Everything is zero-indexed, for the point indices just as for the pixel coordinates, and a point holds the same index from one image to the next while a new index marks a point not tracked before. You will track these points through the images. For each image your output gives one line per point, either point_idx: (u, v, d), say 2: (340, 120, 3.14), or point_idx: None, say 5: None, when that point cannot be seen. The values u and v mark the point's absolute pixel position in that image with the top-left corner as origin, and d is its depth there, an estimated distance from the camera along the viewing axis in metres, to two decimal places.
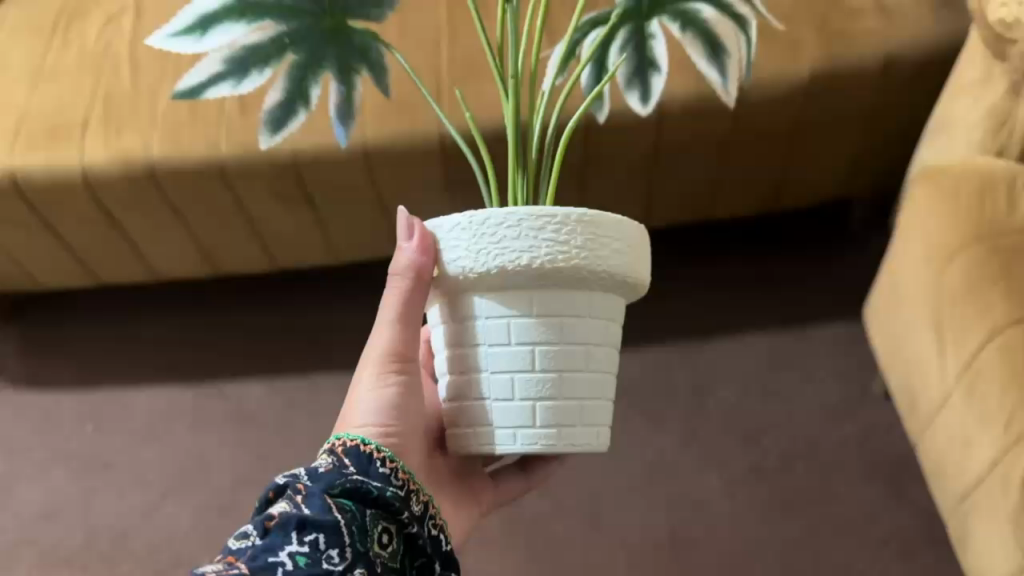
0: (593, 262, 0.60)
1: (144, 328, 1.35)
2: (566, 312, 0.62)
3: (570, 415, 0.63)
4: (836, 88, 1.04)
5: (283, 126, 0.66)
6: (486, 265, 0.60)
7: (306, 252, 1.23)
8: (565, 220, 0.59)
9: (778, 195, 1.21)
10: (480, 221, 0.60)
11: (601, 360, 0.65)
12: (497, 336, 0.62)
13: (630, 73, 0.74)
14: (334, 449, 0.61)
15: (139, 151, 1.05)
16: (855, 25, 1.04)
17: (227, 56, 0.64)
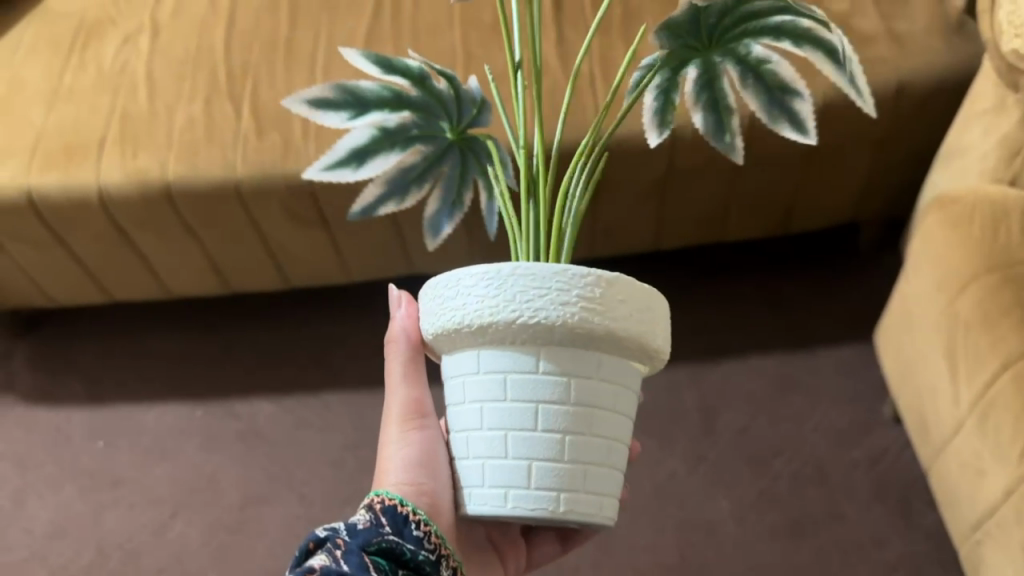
0: (523, 317, 0.58)
1: (155, 345, 1.36)
2: (514, 369, 0.61)
3: (518, 477, 0.62)
4: (847, 113, 1.05)
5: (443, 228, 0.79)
6: (438, 327, 0.63)
7: (318, 271, 1.23)
8: (494, 275, 0.59)
9: (788, 219, 1.21)
10: (436, 284, 0.64)
11: (564, 421, 0.61)
12: (456, 394, 0.65)
13: (767, 108, 0.68)
14: (372, 507, 0.65)
15: (155, 171, 1.06)
16: (867, 51, 1.04)
17: (386, 179, 0.75)
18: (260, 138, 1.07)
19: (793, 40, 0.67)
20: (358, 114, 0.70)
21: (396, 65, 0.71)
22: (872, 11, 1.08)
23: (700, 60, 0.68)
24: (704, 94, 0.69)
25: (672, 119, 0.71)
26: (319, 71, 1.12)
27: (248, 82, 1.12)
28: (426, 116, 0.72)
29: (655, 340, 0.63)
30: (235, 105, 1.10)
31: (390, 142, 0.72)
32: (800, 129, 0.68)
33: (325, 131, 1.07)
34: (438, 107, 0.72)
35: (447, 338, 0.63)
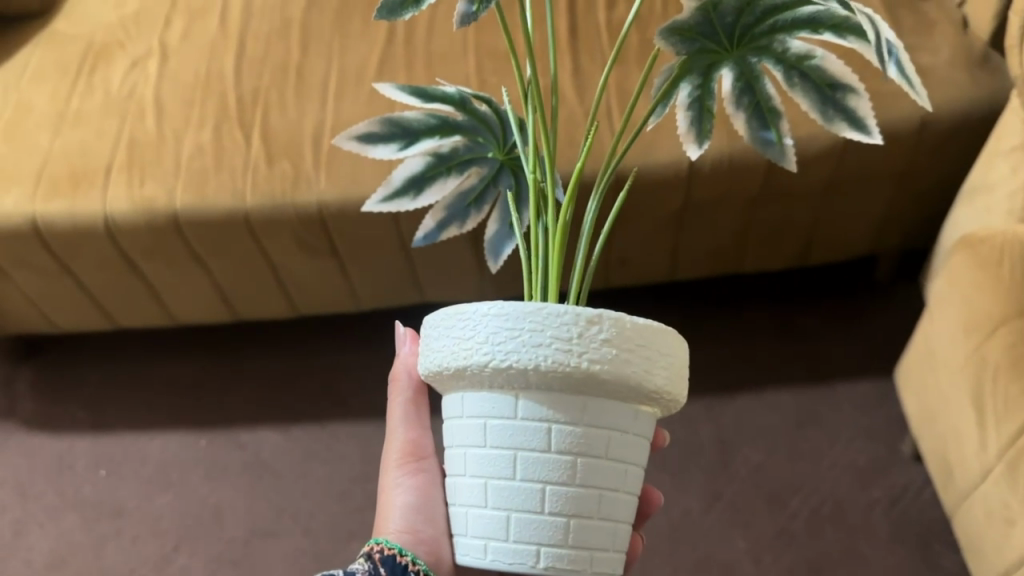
0: (494, 358, 0.57)
1: (159, 371, 1.33)
2: (494, 414, 0.60)
3: (496, 528, 0.61)
4: (870, 147, 1.03)
5: (502, 251, 0.78)
6: (426, 367, 0.63)
7: (326, 301, 1.21)
8: (469, 315, 0.58)
9: (807, 252, 1.19)
10: (425, 324, 0.63)
11: (544, 470, 0.59)
12: (447, 437, 0.65)
13: (813, 106, 0.62)
14: (371, 556, 0.67)
15: (162, 199, 1.04)
16: (890, 84, 1.02)
17: (445, 206, 0.76)
18: (271, 167, 1.05)
19: (833, 31, 0.60)
20: (407, 143, 0.72)
21: (433, 93, 0.72)
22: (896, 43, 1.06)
23: (733, 61, 0.63)
24: (746, 97, 0.63)
25: (712, 129, 0.63)
26: (330, 98, 1.10)
27: (257, 108, 1.10)
28: (473, 137, 0.73)
29: (653, 382, 0.59)
30: (245, 132, 1.08)
31: (443, 166, 0.73)
32: (858, 127, 0.61)
33: (336, 161, 1.05)
34: (484, 129, 0.73)
35: (436, 380, 0.63)
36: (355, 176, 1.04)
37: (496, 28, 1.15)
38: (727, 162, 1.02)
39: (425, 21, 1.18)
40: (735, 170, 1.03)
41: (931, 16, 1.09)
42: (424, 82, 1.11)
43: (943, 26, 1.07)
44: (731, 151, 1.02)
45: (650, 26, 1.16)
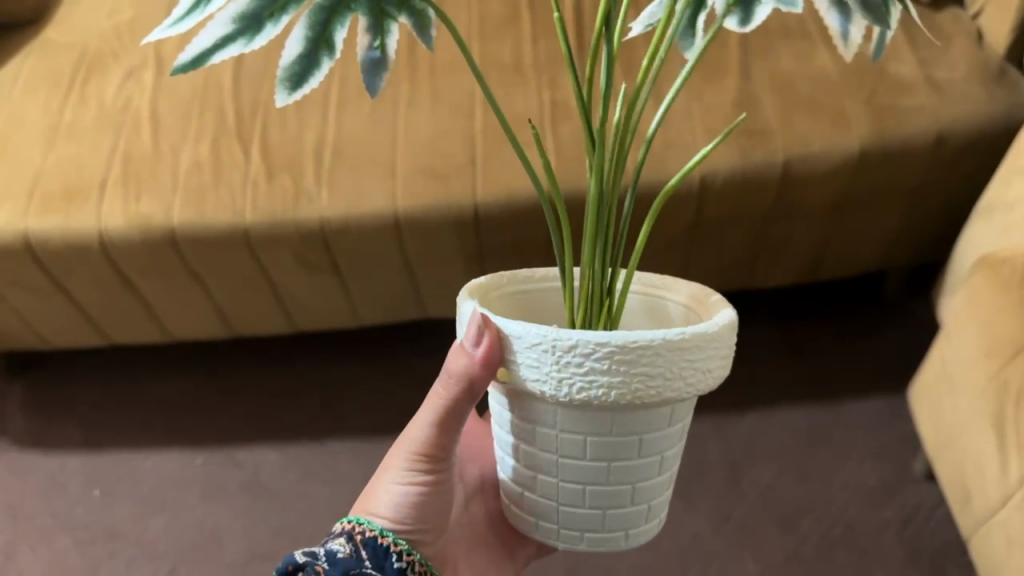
0: (684, 391, 0.59)
1: (155, 389, 1.31)
2: (649, 429, 0.62)
3: (634, 518, 0.68)
4: (884, 163, 1.00)
5: (305, 80, 0.48)
6: (569, 395, 0.58)
7: (326, 318, 1.18)
8: (661, 352, 0.56)
9: (817, 267, 1.17)
10: (565, 349, 0.56)
11: (674, 459, 0.67)
12: (573, 450, 0.63)
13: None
14: (353, 537, 0.69)
15: (159, 217, 1.01)
16: (905, 100, 1.00)
17: (235, 14, 0.47)
18: (271, 183, 1.02)
19: None
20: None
21: None
22: (910, 58, 1.04)
23: None
24: None
25: None
26: (332, 110, 1.08)
27: (256, 122, 1.07)
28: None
29: None
30: (244, 146, 1.05)
31: None
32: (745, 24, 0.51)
33: (337, 177, 1.02)
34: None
35: (575, 405, 0.59)
36: (359, 192, 1.01)
37: (501, 39, 1.13)
38: (740, 177, 1.00)
39: None
40: (749, 184, 1.01)
41: (945, 30, 1.07)
42: (429, 94, 1.08)
43: (958, 40, 1.06)
44: (742, 166, 0.99)
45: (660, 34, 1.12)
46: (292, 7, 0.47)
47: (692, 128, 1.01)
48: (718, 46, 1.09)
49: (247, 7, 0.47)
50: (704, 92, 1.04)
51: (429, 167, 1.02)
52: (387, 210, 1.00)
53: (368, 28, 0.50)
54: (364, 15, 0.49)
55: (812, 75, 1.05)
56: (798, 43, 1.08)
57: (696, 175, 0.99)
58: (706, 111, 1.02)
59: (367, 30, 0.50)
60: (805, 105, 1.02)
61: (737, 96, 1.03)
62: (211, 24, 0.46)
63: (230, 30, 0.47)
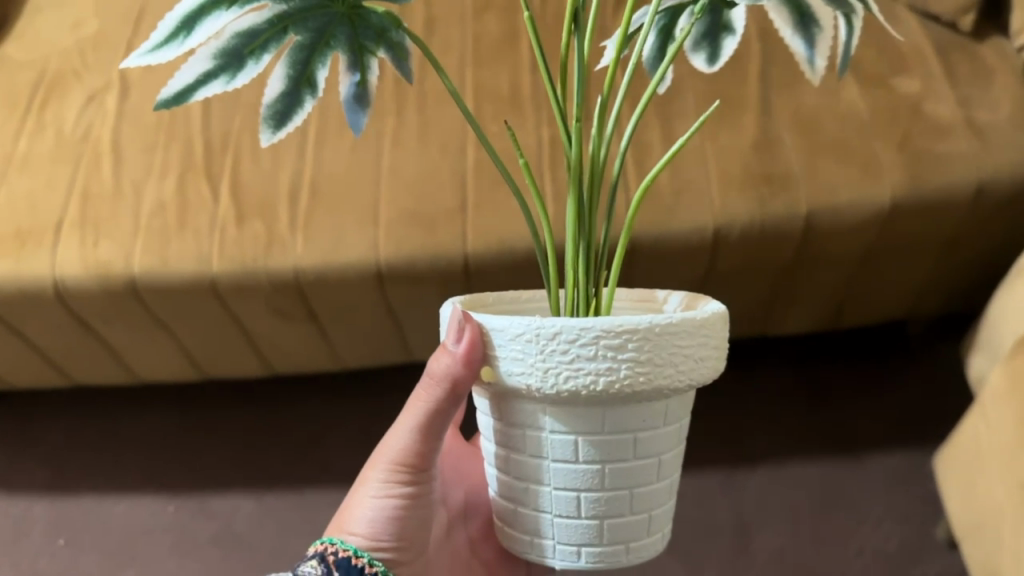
0: (675, 379, 0.54)
1: (127, 427, 1.23)
2: (643, 426, 0.57)
3: (636, 530, 0.60)
4: (917, 215, 0.91)
5: (288, 119, 0.51)
6: (556, 387, 0.53)
7: (305, 361, 1.09)
8: (648, 334, 0.52)
9: (839, 316, 1.07)
10: (549, 336, 0.52)
11: (673, 465, 0.61)
12: (564, 453, 0.57)
13: (698, 29, 0.57)
14: (326, 558, 0.67)
15: (120, 264, 0.92)
16: (942, 145, 0.90)
17: (218, 49, 0.48)
18: (241, 228, 0.93)
19: None
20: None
21: None
22: (949, 95, 0.94)
23: None
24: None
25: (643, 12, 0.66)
26: (310, 145, 0.98)
27: (227, 157, 0.97)
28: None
29: None
30: (212, 184, 0.95)
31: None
32: (710, 62, 0.58)
33: (314, 222, 0.92)
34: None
35: (564, 399, 0.54)
36: (339, 239, 0.92)
37: (497, 64, 1.02)
38: (760, 227, 0.90)
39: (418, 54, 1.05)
40: (766, 237, 0.91)
41: (988, 62, 0.96)
42: (417, 128, 0.98)
43: (1002, 74, 0.95)
44: (761, 216, 0.90)
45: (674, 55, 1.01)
46: (273, 45, 0.49)
47: (706, 173, 0.92)
48: (734, 76, 0.98)
49: (228, 43, 0.48)
50: (720, 131, 0.94)
51: (415, 210, 0.93)
52: (369, 260, 0.91)
53: (349, 67, 0.53)
54: (344, 53, 0.53)
55: (839, 112, 0.94)
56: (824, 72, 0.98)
57: (709, 225, 0.90)
58: (721, 152, 0.93)
59: (348, 67, 0.53)
60: (832, 148, 0.92)
61: (757, 136, 0.93)
62: (194, 60, 0.48)
63: (211, 65, 0.49)
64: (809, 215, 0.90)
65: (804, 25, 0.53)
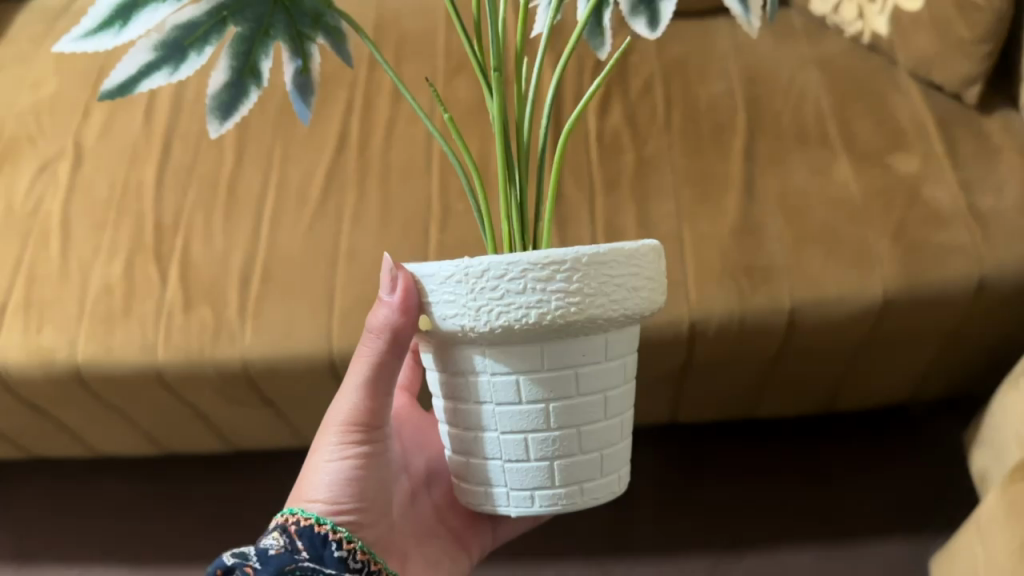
0: (608, 310, 0.54)
1: (94, 496, 1.19)
2: (584, 362, 0.57)
3: (588, 470, 0.60)
4: (913, 310, 0.83)
5: (232, 110, 0.52)
6: (490, 324, 0.53)
7: (268, 440, 1.04)
8: (575, 264, 0.52)
9: (834, 401, 1.00)
10: (478, 273, 0.52)
11: (622, 402, 0.61)
12: (506, 395, 0.57)
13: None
14: (287, 530, 0.62)
15: (63, 352, 0.88)
16: (941, 235, 0.83)
17: (159, 42, 0.50)
18: (189, 314, 0.88)
19: None
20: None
21: None
22: (950, 176, 0.86)
23: None
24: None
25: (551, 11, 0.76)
26: (266, 221, 0.93)
27: (179, 235, 0.92)
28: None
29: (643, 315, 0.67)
30: (161, 268, 0.91)
31: None
32: (650, 29, 0.51)
33: (264, 308, 0.87)
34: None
35: (501, 338, 0.54)
36: (289, 326, 0.86)
37: (466, 133, 0.97)
38: (741, 321, 0.83)
39: (385, 120, 0.99)
40: (748, 332, 0.84)
41: (995, 140, 0.89)
42: (379, 203, 0.93)
43: (1010, 154, 0.87)
44: (741, 310, 0.83)
45: (653, 127, 0.95)
46: (213, 37, 0.51)
47: (683, 264, 0.85)
48: (717, 152, 0.92)
49: (169, 36, 0.50)
50: (699, 214, 0.88)
51: (372, 299, 0.87)
52: (320, 350, 0.86)
53: (290, 54, 0.54)
54: (285, 44, 0.54)
55: (830, 195, 0.87)
56: (815, 149, 0.91)
57: (684, 320, 0.83)
58: (700, 240, 0.86)
59: (289, 55, 0.54)
60: (820, 236, 0.85)
61: (739, 221, 0.87)
62: (135, 51, 0.49)
63: (153, 56, 0.50)
64: (794, 310, 0.83)
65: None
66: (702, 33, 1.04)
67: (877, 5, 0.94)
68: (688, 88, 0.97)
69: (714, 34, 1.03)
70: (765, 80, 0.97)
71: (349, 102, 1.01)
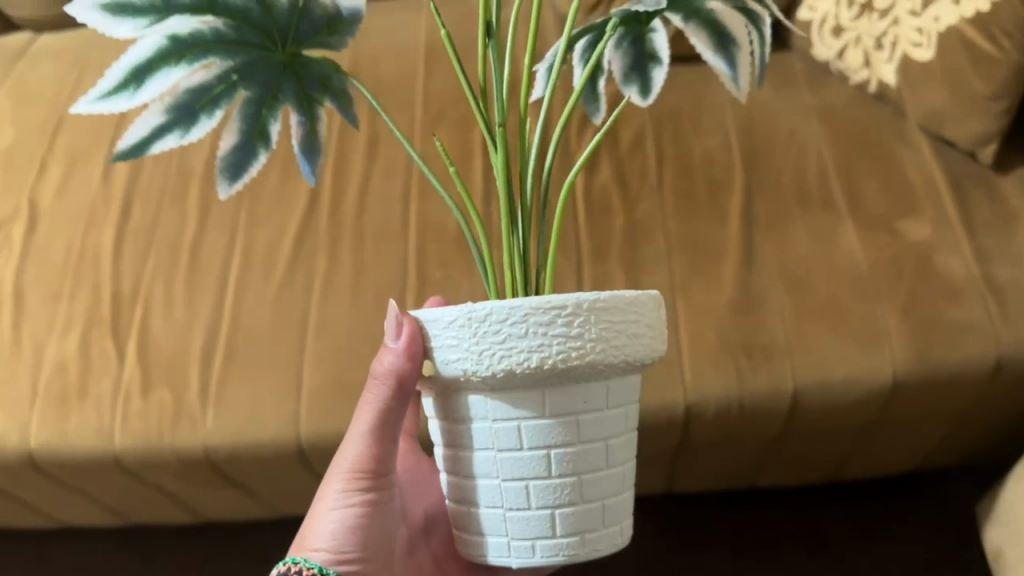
0: (611, 357, 0.49)
1: (59, 562, 1.13)
2: (586, 408, 0.51)
3: (592, 521, 0.52)
4: (925, 391, 0.77)
5: (242, 174, 0.48)
6: (491, 369, 0.48)
7: (240, 513, 0.99)
8: (576, 308, 0.47)
9: (839, 472, 0.94)
10: (480, 317, 0.48)
11: (626, 451, 0.54)
12: (506, 441, 0.51)
13: (622, 63, 0.53)
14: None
15: (13, 437, 0.82)
16: (954, 313, 0.77)
17: (171, 104, 0.45)
18: (147, 396, 0.82)
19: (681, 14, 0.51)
20: (155, 19, 0.43)
21: None
22: (965, 245, 0.80)
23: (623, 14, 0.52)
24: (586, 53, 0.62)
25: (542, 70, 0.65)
26: (230, 291, 0.87)
27: (138, 307, 0.86)
28: (243, 24, 0.46)
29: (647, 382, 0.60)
30: (118, 343, 0.85)
31: (181, 50, 0.43)
32: (643, 96, 0.53)
33: (228, 390, 0.81)
34: (267, 17, 0.46)
35: (502, 383, 0.48)
36: (256, 411, 0.80)
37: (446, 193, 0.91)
38: (741, 404, 0.77)
39: (359, 176, 0.93)
40: (749, 414, 0.78)
41: (1012, 204, 0.83)
42: (352, 271, 0.87)
43: None
44: (740, 395, 0.77)
45: (645, 186, 0.88)
46: (224, 100, 0.46)
47: (678, 342, 0.79)
48: (713, 215, 0.85)
49: (180, 100, 0.45)
50: (694, 285, 0.81)
51: (342, 379, 0.81)
52: (288, 436, 0.80)
53: (299, 117, 0.50)
54: (296, 108, 0.49)
55: (834, 265, 0.81)
56: (817, 212, 0.84)
57: (679, 404, 0.77)
58: (696, 315, 0.80)
59: (297, 119, 0.50)
60: (825, 310, 0.79)
61: (737, 292, 0.80)
62: (146, 115, 0.44)
63: (162, 119, 0.45)
64: (798, 393, 0.77)
65: (725, 45, 0.52)
66: (697, 79, 0.97)
67: (885, 53, 0.88)
68: (681, 142, 0.91)
69: (710, 81, 0.97)
70: (764, 133, 0.91)
71: (321, 157, 0.95)
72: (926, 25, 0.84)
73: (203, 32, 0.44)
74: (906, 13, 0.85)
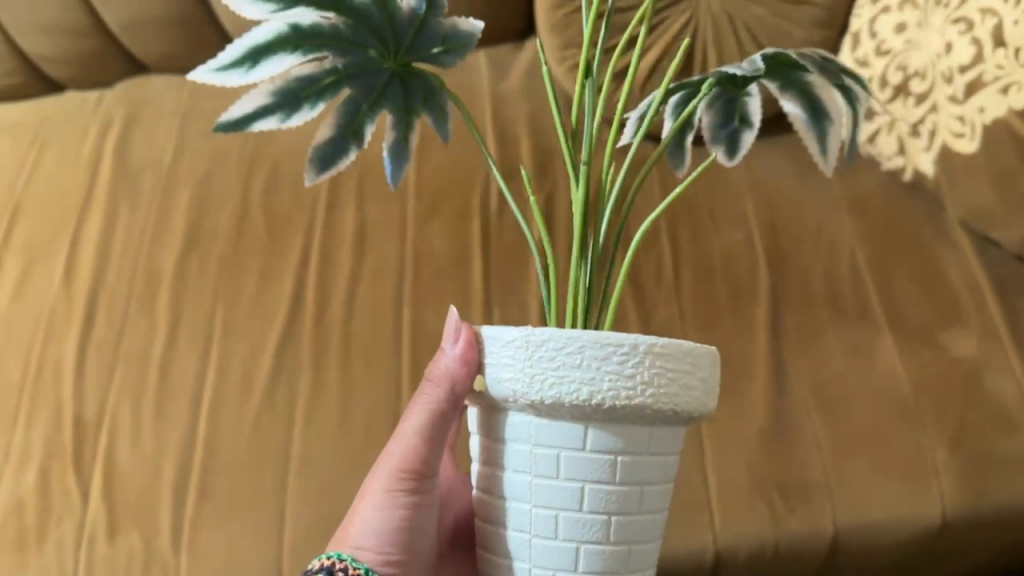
0: (662, 405, 0.44)
1: None
2: (627, 449, 0.45)
3: (616, 563, 0.46)
4: (976, 531, 0.70)
5: (331, 166, 0.50)
6: (540, 395, 0.43)
7: None
8: (633, 349, 0.43)
9: None
10: (537, 341, 0.44)
11: (661, 501, 0.48)
12: (543, 469, 0.45)
13: (712, 121, 0.57)
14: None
15: None
16: (1005, 443, 0.71)
17: (278, 87, 0.46)
18: (115, 538, 0.73)
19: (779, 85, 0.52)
20: (283, 5, 0.43)
21: None
22: (1014, 364, 0.74)
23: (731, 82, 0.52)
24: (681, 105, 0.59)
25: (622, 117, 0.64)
26: (205, 415, 0.78)
27: (104, 433, 0.78)
28: (361, 24, 0.46)
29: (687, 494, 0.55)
30: (80, 479, 0.76)
31: (303, 41, 0.44)
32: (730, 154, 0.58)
33: (202, 534, 0.73)
34: (383, 19, 0.47)
35: (548, 410, 0.44)
36: (233, 557, 0.72)
37: (443, 297, 0.83)
38: (776, 550, 0.68)
39: (347, 277, 0.85)
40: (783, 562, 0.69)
41: None
42: (341, 392, 0.79)
43: None
44: (774, 537, 0.68)
45: (660, 288, 0.80)
46: (327, 93, 0.48)
47: (704, 477, 0.71)
48: (737, 324, 0.78)
49: (288, 86, 0.46)
50: (720, 410, 0.73)
51: (331, 519, 0.73)
52: None
53: (394, 122, 0.52)
54: (391, 109, 0.52)
55: (873, 386, 0.74)
56: (851, 323, 0.77)
57: (708, 549, 0.68)
58: (724, 447, 0.72)
59: (391, 124, 0.52)
60: (865, 441, 0.72)
61: (768, 420, 0.73)
62: (254, 94, 0.45)
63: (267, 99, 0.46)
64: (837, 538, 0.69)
65: (818, 118, 0.53)
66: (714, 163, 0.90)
67: (922, 140, 0.81)
68: (699, 238, 0.83)
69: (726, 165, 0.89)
70: (789, 228, 0.83)
71: (304, 256, 0.87)
72: (969, 114, 0.76)
73: (323, 28, 0.45)
74: (946, 99, 0.78)
